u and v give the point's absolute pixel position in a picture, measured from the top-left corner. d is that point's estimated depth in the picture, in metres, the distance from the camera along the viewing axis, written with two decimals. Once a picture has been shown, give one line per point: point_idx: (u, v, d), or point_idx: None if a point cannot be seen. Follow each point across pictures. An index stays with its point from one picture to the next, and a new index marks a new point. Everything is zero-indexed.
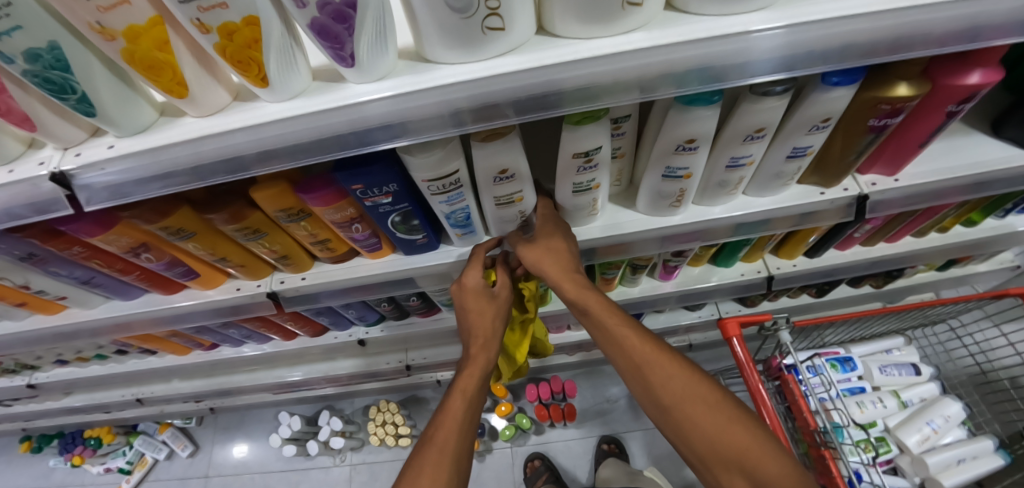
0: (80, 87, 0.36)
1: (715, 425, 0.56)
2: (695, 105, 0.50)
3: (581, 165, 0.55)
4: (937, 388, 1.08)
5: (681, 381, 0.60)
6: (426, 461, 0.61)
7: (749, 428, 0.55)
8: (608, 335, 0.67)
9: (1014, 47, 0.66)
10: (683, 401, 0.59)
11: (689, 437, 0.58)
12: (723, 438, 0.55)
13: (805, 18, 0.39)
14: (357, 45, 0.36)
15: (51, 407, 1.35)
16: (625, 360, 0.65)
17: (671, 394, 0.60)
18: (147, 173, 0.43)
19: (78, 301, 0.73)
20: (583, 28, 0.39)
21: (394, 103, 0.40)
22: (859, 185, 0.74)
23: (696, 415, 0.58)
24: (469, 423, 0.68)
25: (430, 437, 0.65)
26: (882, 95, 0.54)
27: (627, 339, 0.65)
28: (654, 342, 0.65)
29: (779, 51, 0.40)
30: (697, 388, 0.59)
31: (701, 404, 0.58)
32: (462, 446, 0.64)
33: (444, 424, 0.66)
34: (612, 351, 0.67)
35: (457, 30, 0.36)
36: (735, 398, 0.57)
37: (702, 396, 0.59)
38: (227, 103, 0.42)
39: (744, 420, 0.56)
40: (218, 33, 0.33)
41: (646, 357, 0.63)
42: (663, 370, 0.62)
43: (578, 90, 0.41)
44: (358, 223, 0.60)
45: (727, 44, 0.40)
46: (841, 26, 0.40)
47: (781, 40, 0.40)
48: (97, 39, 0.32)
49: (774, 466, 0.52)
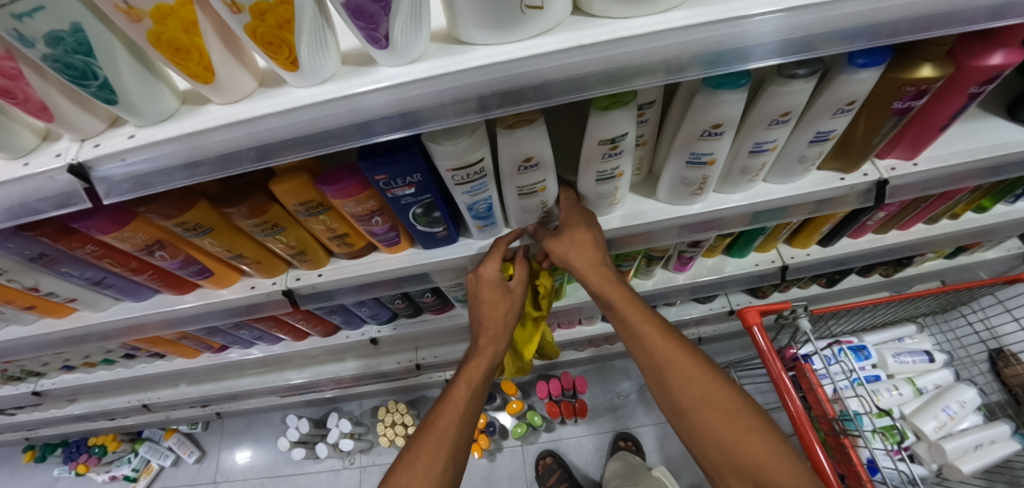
0: (103, 72, 0.35)
1: (732, 432, 0.56)
2: (722, 89, 0.50)
3: (607, 152, 0.54)
4: (951, 374, 1.09)
5: (703, 385, 0.60)
6: (423, 447, 0.63)
7: (767, 438, 0.55)
8: (630, 331, 0.66)
9: None
10: (701, 405, 0.59)
11: (702, 440, 0.58)
12: (738, 446, 0.55)
13: (807, 2, 0.39)
14: (391, 25, 0.35)
15: (55, 415, 1.33)
16: (644, 357, 0.64)
17: (690, 397, 0.60)
18: (171, 163, 0.42)
19: (88, 303, 0.71)
20: (620, 7, 0.38)
21: (426, 86, 0.39)
22: (879, 170, 0.73)
23: (714, 421, 0.58)
24: (470, 412, 0.69)
25: (430, 423, 0.66)
26: (906, 76, 0.53)
27: (649, 338, 0.64)
28: (677, 342, 0.63)
29: (780, 34, 0.40)
30: (719, 394, 0.59)
31: (719, 411, 0.58)
32: (461, 435, 0.66)
33: (444, 412, 0.66)
34: (630, 345, 0.66)
35: (494, 10, 0.35)
36: (757, 407, 0.57)
37: (722, 403, 0.58)
38: (252, 90, 0.41)
39: (762, 430, 0.56)
40: (250, 13, 0.32)
41: (669, 357, 0.62)
42: (684, 373, 0.61)
43: (612, 72, 0.41)
44: (378, 216, 0.59)
45: (736, 27, 0.39)
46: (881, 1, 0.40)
47: (781, 23, 0.40)
48: (123, 20, 0.31)
49: (787, 479, 0.52)
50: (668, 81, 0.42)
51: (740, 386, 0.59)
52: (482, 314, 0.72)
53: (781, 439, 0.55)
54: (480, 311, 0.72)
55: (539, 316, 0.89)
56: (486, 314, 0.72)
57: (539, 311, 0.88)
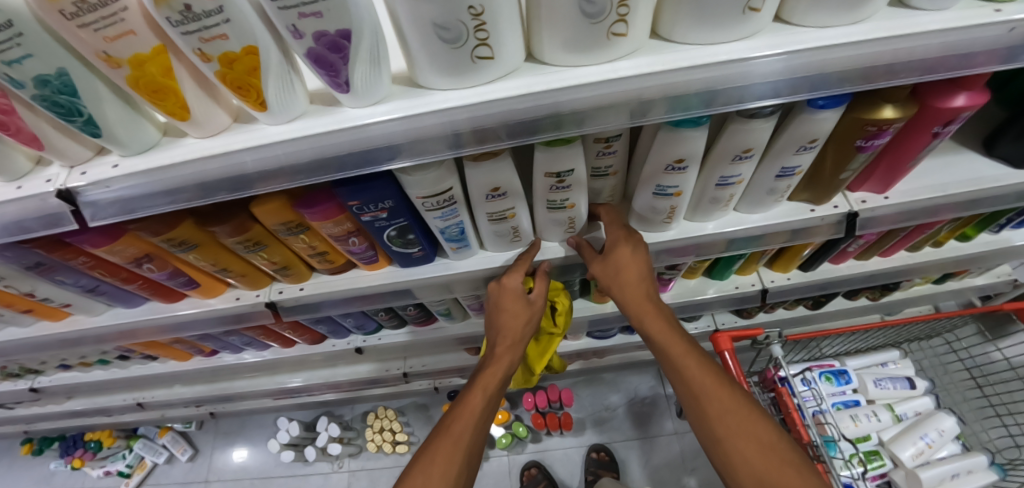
0: (87, 110, 0.38)
1: (767, 465, 0.57)
2: (683, 127, 0.51)
3: (554, 185, 0.57)
4: (932, 402, 1.09)
5: (739, 417, 0.61)
6: (439, 450, 0.64)
7: (802, 472, 0.55)
8: (670, 360, 0.69)
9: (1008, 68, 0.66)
10: (736, 435, 0.60)
11: (736, 470, 0.59)
12: (775, 477, 0.56)
13: (801, 45, 0.41)
14: (351, 73, 0.37)
15: (53, 410, 1.37)
16: (683, 386, 0.67)
17: (725, 426, 0.61)
18: (152, 190, 0.44)
19: (83, 308, 0.74)
20: (569, 56, 0.40)
21: (386, 127, 0.41)
22: (849, 202, 0.75)
23: (750, 454, 0.58)
24: (485, 421, 0.71)
25: (445, 427, 0.68)
26: (867, 116, 0.54)
27: (688, 368, 0.66)
28: (716, 373, 0.65)
29: (779, 75, 0.42)
30: (753, 425, 0.60)
31: (754, 443, 0.59)
32: (475, 441, 0.68)
33: (460, 417, 0.68)
34: (669, 371, 0.69)
35: (448, 60, 0.37)
36: (791, 441, 0.57)
37: (757, 435, 0.59)
38: (227, 125, 0.44)
39: (796, 464, 0.56)
40: (219, 62, 0.35)
41: (709, 389, 0.64)
42: (721, 403, 0.62)
43: (565, 116, 0.43)
44: (355, 236, 0.61)
45: (730, 69, 0.41)
46: (824, 55, 0.42)
47: (779, 65, 0.42)
48: (104, 66, 0.35)
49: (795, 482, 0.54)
50: (630, 123, 0.44)
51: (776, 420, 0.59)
52: (501, 323, 0.74)
53: (815, 475, 0.55)
54: (500, 321, 0.75)
55: (554, 333, 0.91)
56: (507, 323, 0.74)
57: (555, 326, 0.89)
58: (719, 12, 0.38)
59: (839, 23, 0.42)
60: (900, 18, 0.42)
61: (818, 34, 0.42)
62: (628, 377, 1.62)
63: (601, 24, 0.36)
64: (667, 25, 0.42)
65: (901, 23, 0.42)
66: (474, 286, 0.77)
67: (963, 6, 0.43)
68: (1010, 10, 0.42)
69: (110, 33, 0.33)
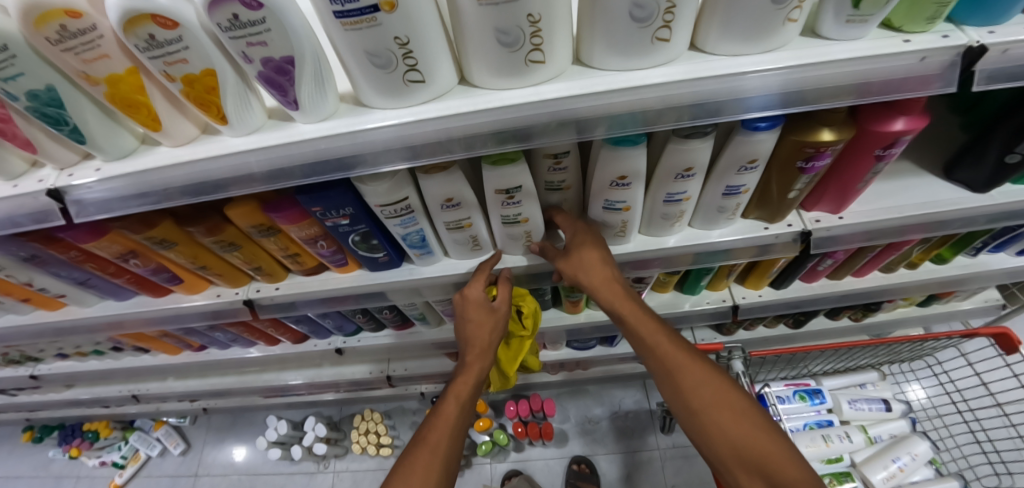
0: (72, 120, 0.44)
1: (742, 431, 0.61)
2: (622, 146, 0.55)
3: (504, 201, 0.61)
4: (908, 425, 1.10)
5: (714, 389, 0.65)
6: (417, 461, 0.65)
7: (773, 435, 0.60)
8: (641, 339, 0.71)
9: (990, 91, 0.66)
10: (711, 406, 0.64)
11: (713, 439, 0.63)
12: (751, 446, 0.60)
13: (808, 61, 0.44)
14: (299, 92, 0.42)
15: (54, 398, 1.45)
16: (656, 364, 0.69)
17: (700, 399, 0.65)
18: (128, 193, 0.50)
19: (76, 299, 0.80)
20: (496, 80, 0.44)
21: (331, 141, 0.46)
22: (804, 221, 0.77)
23: (724, 422, 0.62)
24: (462, 427, 0.72)
25: (422, 438, 0.69)
26: (805, 139, 0.57)
27: (660, 345, 0.69)
28: (685, 350, 0.69)
29: (779, 88, 0.45)
30: (727, 396, 0.64)
31: (728, 411, 0.63)
32: (452, 449, 0.69)
33: (437, 427, 0.70)
34: (641, 351, 0.72)
35: (384, 83, 0.42)
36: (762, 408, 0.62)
37: (732, 407, 0.63)
38: (196, 136, 0.49)
39: (768, 428, 0.61)
40: (182, 82, 0.40)
41: (684, 367, 0.67)
42: (696, 379, 0.66)
43: (501, 133, 0.47)
44: (322, 240, 0.66)
45: (723, 83, 0.45)
46: (791, 74, 0.45)
47: (779, 79, 0.45)
48: (85, 83, 0.41)
49: (770, 446, 0.59)
50: (571, 139, 0.48)
51: (747, 392, 0.64)
52: (468, 332, 0.76)
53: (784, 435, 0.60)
54: (466, 330, 0.76)
55: (524, 335, 0.89)
56: (473, 332, 0.76)
57: (524, 329, 0.87)
58: (628, 41, 0.42)
59: (750, 52, 0.45)
60: (812, 47, 0.45)
61: (729, 62, 0.45)
62: (612, 391, 1.63)
63: (518, 52, 0.41)
64: (587, 52, 0.45)
65: (812, 52, 0.45)
66: (444, 291, 0.81)
67: (874, 37, 0.46)
68: (919, 40, 0.44)
69: (88, 56, 0.38)
